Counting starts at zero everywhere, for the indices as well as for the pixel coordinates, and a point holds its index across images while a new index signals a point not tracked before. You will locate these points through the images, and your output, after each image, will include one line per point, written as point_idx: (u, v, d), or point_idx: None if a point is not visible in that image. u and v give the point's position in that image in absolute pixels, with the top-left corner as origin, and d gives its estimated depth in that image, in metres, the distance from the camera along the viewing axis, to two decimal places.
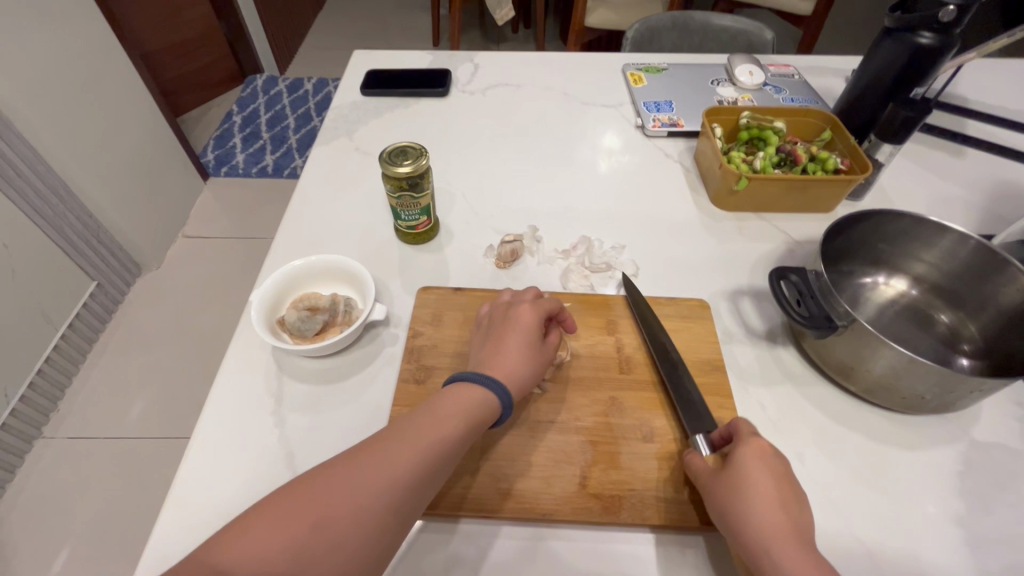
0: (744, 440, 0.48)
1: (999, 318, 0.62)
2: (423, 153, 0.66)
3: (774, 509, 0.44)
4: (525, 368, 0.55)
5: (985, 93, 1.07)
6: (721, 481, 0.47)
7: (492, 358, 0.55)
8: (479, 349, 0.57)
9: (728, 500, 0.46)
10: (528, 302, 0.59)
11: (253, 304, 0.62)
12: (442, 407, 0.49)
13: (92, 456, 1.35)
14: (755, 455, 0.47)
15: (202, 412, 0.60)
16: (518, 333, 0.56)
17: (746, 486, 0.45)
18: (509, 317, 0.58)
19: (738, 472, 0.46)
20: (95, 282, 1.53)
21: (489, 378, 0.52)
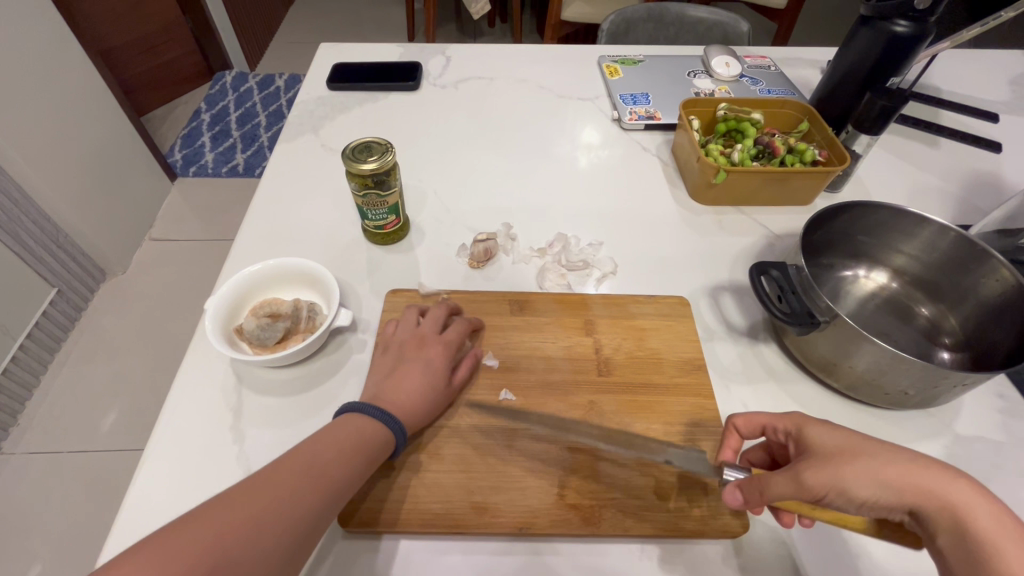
0: (787, 417, 0.47)
1: (980, 309, 0.61)
2: (389, 148, 0.63)
3: (889, 447, 0.42)
4: (430, 404, 0.53)
5: (958, 83, 1.07)
6: (822, 450, 0.42)
7: (393, 390, 0.52)
8: (379, 378, 0.54)
9: (854, 459, 0.40)
10: (438, 342, 0.56)
11: (207, 313, 0.58)
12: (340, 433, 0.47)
13: (56, 471, 1.29)
14: (813, 421, 0.45)
15: (153, 430, 0.56)
16: (423, 371, 0.53)
17: (858, 443, 0.42)
18: (418, 355, 0.55)
19: (828, 440, 0.43)
20: (55, 289, 1.45)
21: (389, 413, 0.50)
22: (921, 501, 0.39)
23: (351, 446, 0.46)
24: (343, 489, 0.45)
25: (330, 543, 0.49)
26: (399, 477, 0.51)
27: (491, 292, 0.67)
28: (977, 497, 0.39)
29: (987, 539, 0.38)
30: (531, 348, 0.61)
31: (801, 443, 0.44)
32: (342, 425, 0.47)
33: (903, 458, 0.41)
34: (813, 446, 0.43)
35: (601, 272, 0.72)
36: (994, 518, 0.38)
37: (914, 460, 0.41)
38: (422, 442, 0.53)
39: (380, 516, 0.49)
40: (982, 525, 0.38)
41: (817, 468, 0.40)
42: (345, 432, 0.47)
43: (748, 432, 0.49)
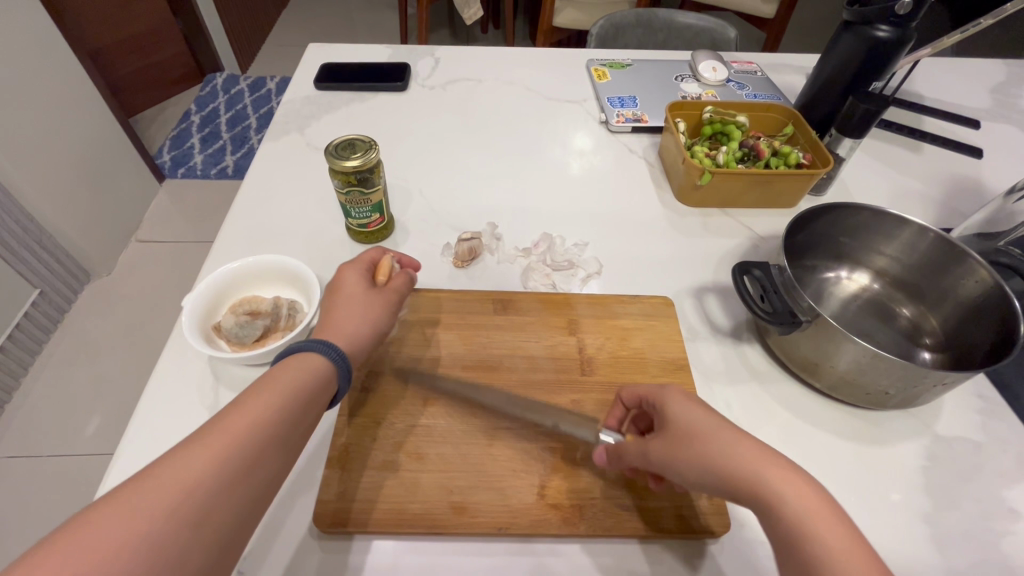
0: (660, 392, 0.47)
1: (960, 309, 0.61)
2: (373, 145, 0.63)
3: (732, 437, 0.41)
4: (358, 312, 0.52)
5: (940, 90, 1.09)
6: (670, 429, 0.44)
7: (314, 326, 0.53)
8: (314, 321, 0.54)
9: (688, 441, 0.42)
10: (349, 263, 0.57)
11: (185, 310, 0.57)
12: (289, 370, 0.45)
13: (35, 475, 1.26)
14: (676, 396, 0.46)
15: (126, 432, 0.54)
16: (333, 295, 0.54)
17: (706, 423, 0.42)
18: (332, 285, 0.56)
19: (683, 417, 0.43)
20: (38, 290, 1.43)
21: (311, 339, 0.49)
22: (732, 485, 0.39)
23: (291, 400, 0.43)
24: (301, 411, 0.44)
25: (304, 543, 0.48)
26: (375, 477, 0.50)
27: (476, 291, 0.67)
28: (792, 483, 0.38)
29: (802, 528, 0.36)
30: (514, 347, 0.61)
31: (660, 416, 0.46)
32: (279, 376, 0.45)
33: (741, 439, 0.41)
34: (667, 418, 0.44)
35: (585, 272, 0.72)
36: (814, 507, 0.37)
37: (745, 443, 0.40)
38: (402, 442, 0.53)
39: (357, 516, 0.48)
40: (802, 519, 0.36)
41: (660, 442, 0.44)
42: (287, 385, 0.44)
43: (629, 401, 0.51)
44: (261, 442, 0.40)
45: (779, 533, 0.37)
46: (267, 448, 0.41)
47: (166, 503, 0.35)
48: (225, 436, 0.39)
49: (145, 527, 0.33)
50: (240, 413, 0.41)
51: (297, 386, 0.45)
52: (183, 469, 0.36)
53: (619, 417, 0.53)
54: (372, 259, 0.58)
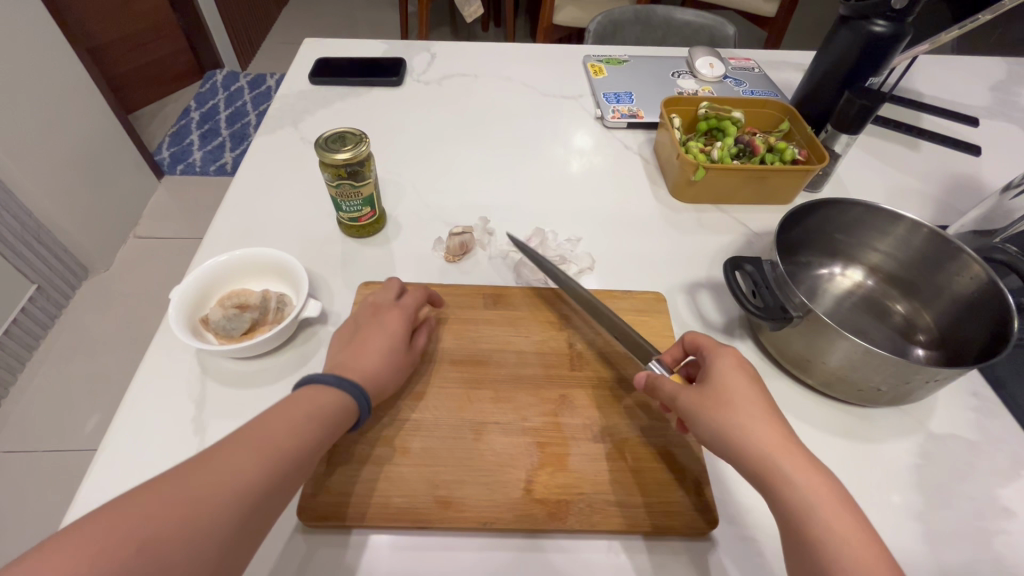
0: (715, 348, 0.49)
1: (953, 306, 0.61)
2: (363, 138, 0.62)
3: (761, 414, 0.43)
4: (388, 361, 0.52)
5: (939, 87, 1.08)
6: (710, 386, 0.45)
7: (353, 359, 0.51)
8: (339, 347, 0.53)
9: (722, 403, 0.44)
10: (397, 305, 0.57)
11: (173, 302, 0.57)
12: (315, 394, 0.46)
13: (30, 470, 1.26)
14: (731, 361, 0.47)
15: (111, 424, 0.54)
16: (383, 335, 0.53)
17: (744, 398, 0.44)
18: (376, 320, 0.55)
19: (725, 379, 0.45)
20: (35, 285, 1.43)
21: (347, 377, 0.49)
22: (749, 461, 0.42)
23: (303, 428, 0.44)
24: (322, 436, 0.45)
25: (288, 537, 0.48)
26: (361, 471, 0.50)
27: (466, 286, 0.66)
28: (811, 473, 0.40)
29: (811, 514, 0.38)
30: (503, 342, 0.60)
31: (706, 371, 0.47)
32: (295, 403, 0.46)
33: (773, 424, 0.43)
34: (712, 376, 0.46)
35: (578, 268, 0.71)
36: (826, 497, 0.39)
37: (772, 430, 0.42)
38: (388, 435, 0.52)
39: (341, 509, 0.48)
40: (812, 506, 0.39)
41: (695, 394, 0.46)
42: (296, 417, 0.44)
43: (690, 347, 0.52)
44: (266, 470, 0.41)
45: (787, 511, 0.39)
46: (279, 471, 0.42)
47: (162, 527, 0.35)
48: (246, 452, 0.41)
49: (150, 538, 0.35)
50: (243, 442, 0.42)
51: (308, 417, 0.45)
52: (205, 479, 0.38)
53: (675, 357, 0.54)
54: (420, 303, 0.59)
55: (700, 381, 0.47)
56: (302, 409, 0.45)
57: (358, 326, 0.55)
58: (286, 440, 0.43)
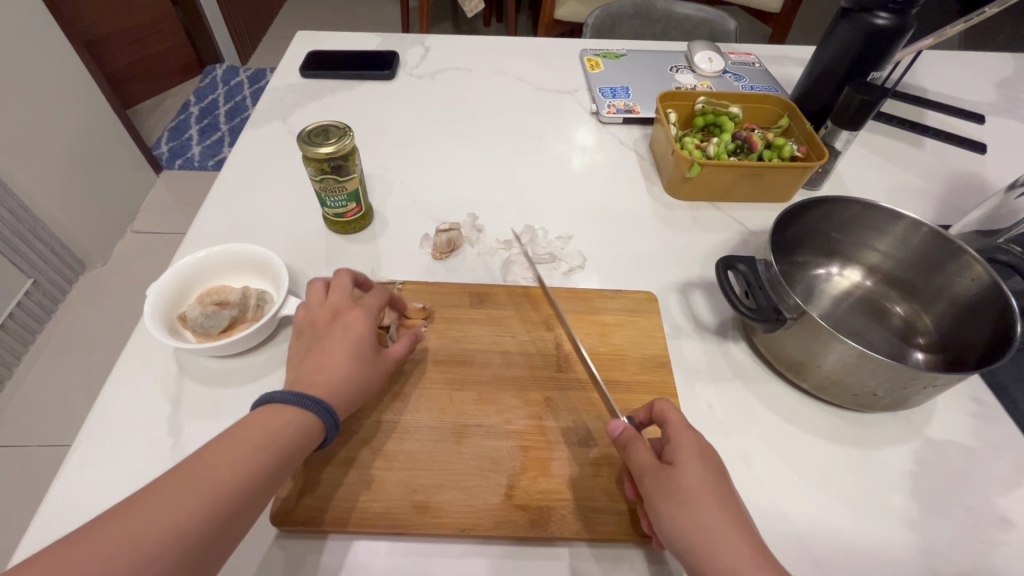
0: (681, 428, 0.43)
1: (954, 308, 0.59)
2: (347, 132, 0.61)
3: (723, 515, 0.39)
4: (352, 368, 0.49)
5: (943, 83, 1.05)
6: (671, 478, 0.41)
7: (318, 372, 0.48)
8: (298, 361, 0.50)
9: (683, 503, 0.40)
10: (356, 304, 0.53)
11: (149, 298, 0.56)
12: (280, 415, 0.44)
13: (24, 465, 1.25)
14: (698, 449, 0.42)
15: (85, 423, 0.53)
16: (345, 341, 0.50)
17: (710, 497, 0.39)
18: (337, 325, 0.51)
19: (688, 472, 0.41)
20: (31, 279, 1.42)
21: (308, 395, 0.46)
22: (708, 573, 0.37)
23: (259, 455, 0.41)
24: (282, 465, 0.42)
25: (260, 542, 0.46)
26: (338, 474, 0.49)
27: (452, 284, 0.65)
28: None
29: None
30: (488, 341, 0.59)
31: (671, 455, 0.42)
32: (257, 425, 0.43)
33: (738, 532, 0.38)
34: (675, 466, 0.41)
35: (568, 266, 0.70)
36: None
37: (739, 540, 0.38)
38: (367, 437, 0.51)
39: (317, 513, 0.46)
40: None
41: (658, 486, 0.41)
42: (238, 453, 0.41)
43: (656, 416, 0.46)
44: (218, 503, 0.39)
45: None
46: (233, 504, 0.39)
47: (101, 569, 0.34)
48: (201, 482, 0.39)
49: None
50: (173, 487, 0.38)
51: (259, 446, 0.42)
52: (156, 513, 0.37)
53: (640, 421, 0.49)
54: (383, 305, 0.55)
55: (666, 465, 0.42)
56: (248, 439, 0.42)
57: (318, 334, 0.51)
58: (221, 483, 0.39)
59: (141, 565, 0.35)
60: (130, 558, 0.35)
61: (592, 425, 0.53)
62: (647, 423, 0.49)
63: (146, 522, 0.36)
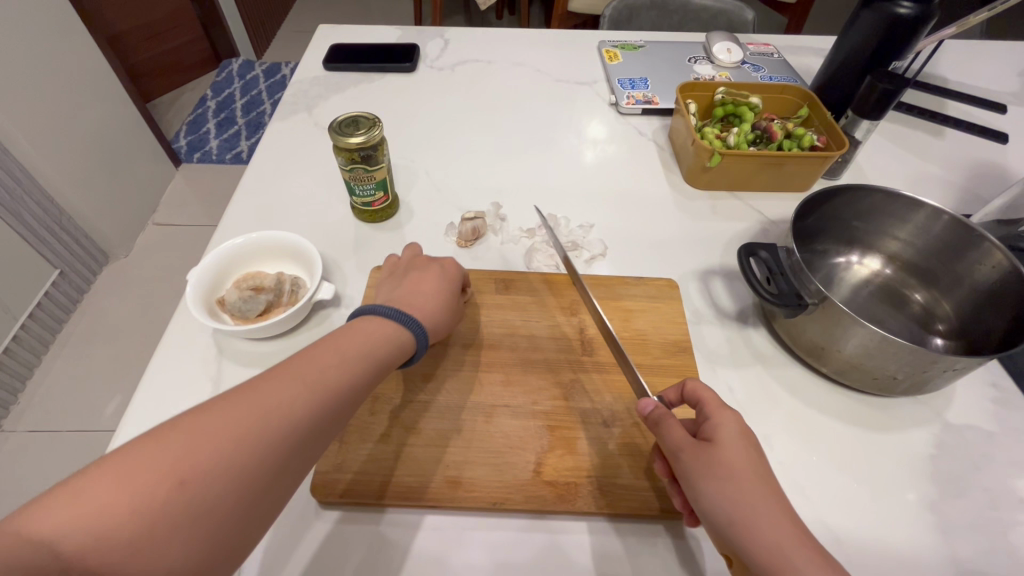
0: (719, 409, 0.44)
1: (974, 296, 0.59)
2: (377, 122, 0.62)
3: (765, 490, 0.40)
4: (437, 301, 0.54)
5: (965, 73, 1.05)
6: (713, 455, 0.41)
7: (413, 295, 0.54)
8: (393, 289, 0.56)
9: (723, 479, 0.40)
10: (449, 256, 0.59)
11: (190, 282, 0.58)
12: (376, 326, 0.48)
13: (56, 449, 1.30)
14: (738, 428, 0.43)
15: (131, 402, 0.55)
16: (439, 276, 0.56)
17: (750, 474, 0.40)
18: (434, 262, 0.58)
19: (729, 450, 0.41)
20: (58, 270, 1.46)
21: (407, 314, 0.51)
22: (748, 546, 0.38)
23: (360, 357, 0.45)
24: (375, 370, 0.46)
25: (302, 514, 0.49)
26: (373, 451, 0.51)
27: (478, 271, 0.67)
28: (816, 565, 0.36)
29: None
30: (515, 326, 0.61)
31: (709, 433, 0.43)
32: (355, 333, 0.47)
33: (776, 507, 0.39)
34: (716, 443, 0.42)
35: (589, 254, 0.71)
36: None
37: (778, 514, 0.38)
38: (398, 416, 0.53)
39: (353, 486, 0.49)
40: None
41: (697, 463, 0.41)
42: (341, 356, 0.44)
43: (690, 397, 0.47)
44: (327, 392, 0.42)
45: None
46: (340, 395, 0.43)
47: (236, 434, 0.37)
48: (313, 373, 0.43)
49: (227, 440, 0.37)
50: (284, 378, 0.41)
51: (359, 349, 0.46)
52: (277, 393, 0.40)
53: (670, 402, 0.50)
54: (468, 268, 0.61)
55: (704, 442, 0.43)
56: (350, 344, 0.46)
57: (412, 268, 0.58)
58: (330, 375, 0.43)
59: (269, 435, 0.38)
60: (241, 441, 0.37)
61: (617, 407, 0.55)
62: (677, 402, 0.50)
63: (267, 406, 0.39)
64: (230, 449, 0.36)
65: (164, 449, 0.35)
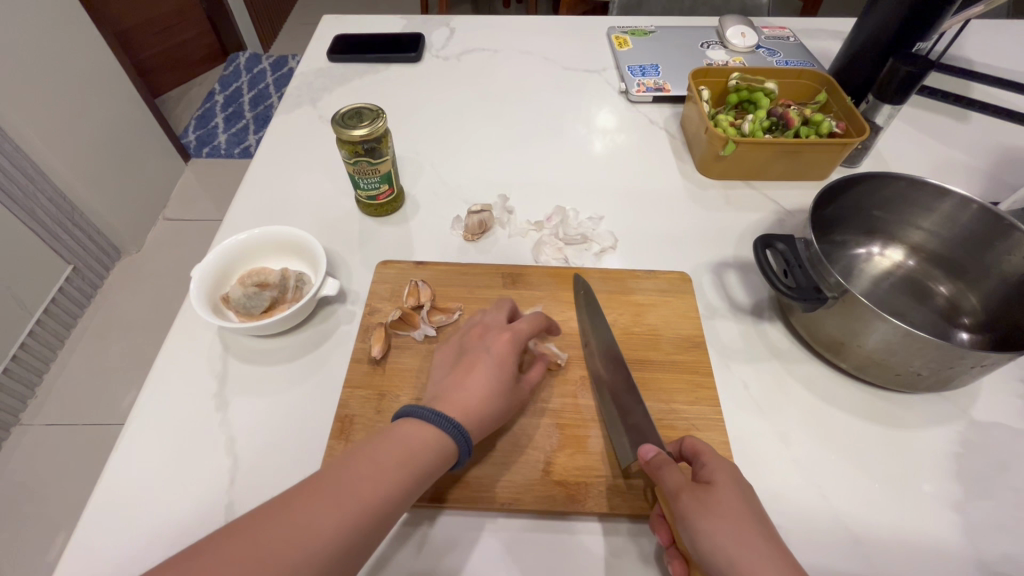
0: (716, 456, 0.43)
1: (1003, 287, 0.57)
2: (380, 114, 0.61)
3: (764, 536, 0.37)
4: (484, 394, 0.47)
5: (990, 54, 1.01)
6: (711, 498, 0.39)
7: (459, 391, 0.47)
8: (443, 375, 0.50)
9: (723, 519, 0.38)
10: (508, 331, 0.51)
11: (195, 278, 0.57)
12: (413, 434, 0.43)
13: (72, 442, 1.31)
14: (733, 475, 0.41)
15: (138, 398, 0.55)
16: (490, 364, 0.49)
17: (747, 518, 0.38)
18: (483, 343, 0.51)
19: (724, 493, 0.39)
20: (71, 266, 1.47)
21: (446, 417, 0.44)
22: None
23: (397, 472, 0.41)
24: (414, 484, 0.41)
25: None
26: None
27: (485, 265, 0.65)
28: None
29: None
30: None
31: (706, 477, 0.41)
32: (396, 438, 0.42)
33: (775, 550, 0.36)
34: (714, 486, 0.40)
35: (599, 246, 0.69)
36: None
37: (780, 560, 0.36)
38: None
39: None
40: None
41: (696, 502, 0.39)
42: (375, 467, 0.40)
43: (686, 450, 0.45)
44: (360, 514, 0.38)
45: None
46: (375, 518, 0.39)
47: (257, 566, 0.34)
48: (345, 490, 0.39)
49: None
50: (315, 494, 0.38)
51: (397, 461, 0.41)
52: (306, 517, 0.37)
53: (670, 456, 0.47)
54: (539, 321, 0.53)
55: (701, 485, 0.41)
56: (389, 453, 0.41)
57: (466, 350, 0.51)
58: (365, 494, 0.39)
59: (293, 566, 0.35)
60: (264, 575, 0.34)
61: None
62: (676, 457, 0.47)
63: (295, 532, 0.36)
64: None
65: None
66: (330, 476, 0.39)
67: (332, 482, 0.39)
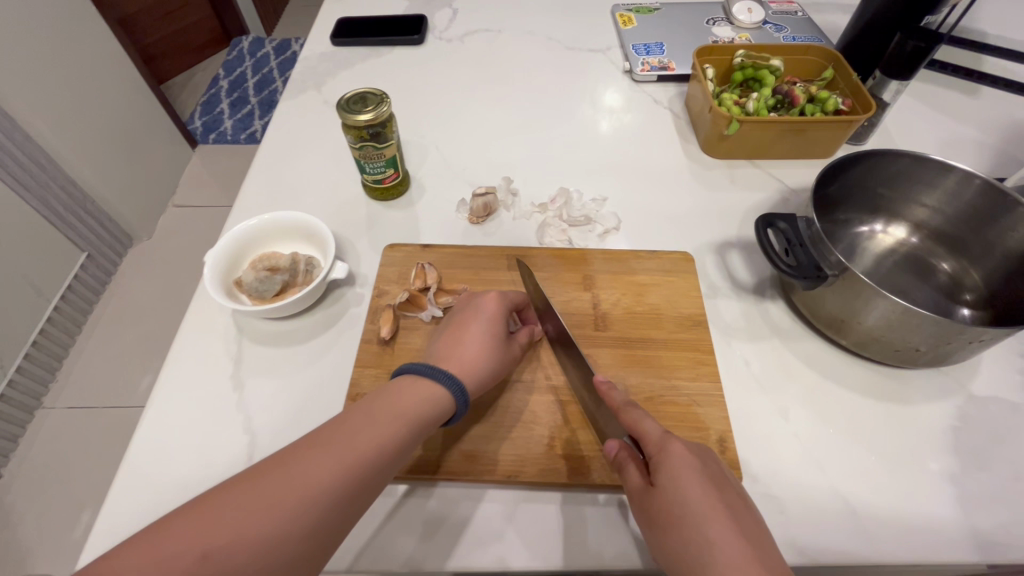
0: (661, 446, 0.42)
1: (1005, 263, 0.57)
2: (384, 99, 0.61)
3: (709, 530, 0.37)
4: (478, 349, 0.50)
5: (1004, 25, 0.98)
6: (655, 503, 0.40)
7: (455, 349, 0.50)
8: (439, 336, 0.53)
9: (665, 526, 0.39)
10: (496, 293, 0.55)
11: (209, 262, 0.59)
12: (412, 392, 0.45)
13: (93, 424, 1.36)
14: (675, 467, 0.40)
15: (157, 380, 0.57)
16: (482, 321, 0.52)
17: (688, 517, 0.38)
18: (473, 304, 0.54)
19: (666, 495, 0.40)
20: (85, 253, 1.50)
21: (443, 370, 0.47)
22: None
23: (396, 428, 0.42)
24: (411, 440, 0.43)
25: None
26: None
27: (490, 248, 0.67)
28: None
29: None
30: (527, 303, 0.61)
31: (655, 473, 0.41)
32: (394, 397, 0.44)
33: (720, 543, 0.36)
34: (658, 488, 0.40)
35: (603, 228, 0.70)
36: None
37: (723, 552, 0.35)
38: None
39: None
40: None
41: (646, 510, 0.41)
42: (377, 422, 0.42)
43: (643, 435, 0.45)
44: (361, 464, 0.40)
45: None
46: (374, 470, 0.40)
47: (263, 509, 0.35)
48: (347, 442, 0.40)
49: (252, 519, 0.35)
50: (316, 447, 0.39)
51: (395, 418, 0.43)
52: (309, 465, 0.38)
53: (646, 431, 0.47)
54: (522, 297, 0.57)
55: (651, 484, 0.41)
56: (387, 410, 0.43)
57: (456, 313, 0.54)
58: (365, 447, 0.41)
59: (296, 510, 0.36)
60: (268, 517, 0.35)
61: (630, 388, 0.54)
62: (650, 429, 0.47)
63: (299, 479, 0.37)
64: (257, 525, 0.35)
65: (199, 520, 0.34)
66: (333, 430, 0.41)
67: (334, 434, 0.41)
